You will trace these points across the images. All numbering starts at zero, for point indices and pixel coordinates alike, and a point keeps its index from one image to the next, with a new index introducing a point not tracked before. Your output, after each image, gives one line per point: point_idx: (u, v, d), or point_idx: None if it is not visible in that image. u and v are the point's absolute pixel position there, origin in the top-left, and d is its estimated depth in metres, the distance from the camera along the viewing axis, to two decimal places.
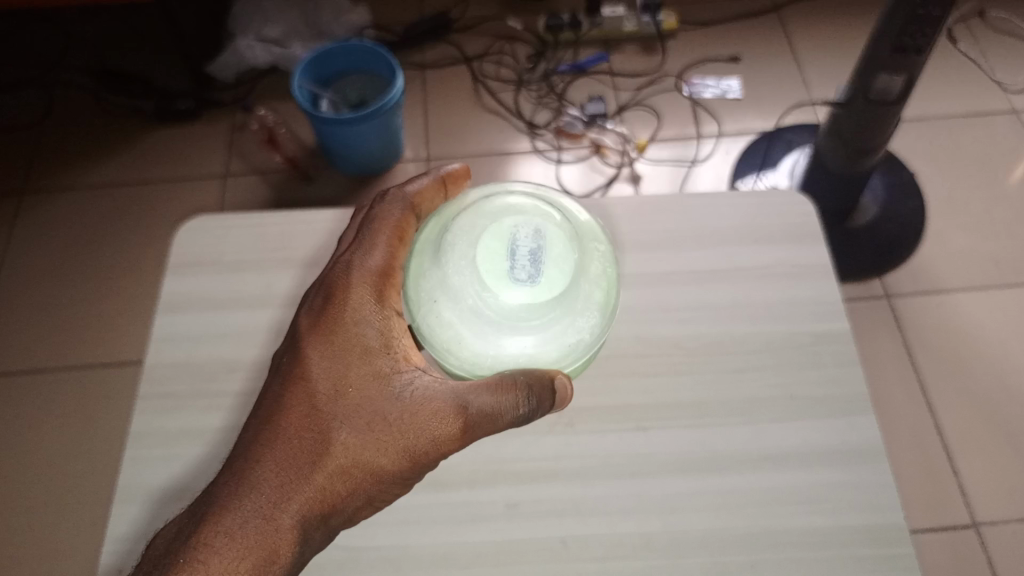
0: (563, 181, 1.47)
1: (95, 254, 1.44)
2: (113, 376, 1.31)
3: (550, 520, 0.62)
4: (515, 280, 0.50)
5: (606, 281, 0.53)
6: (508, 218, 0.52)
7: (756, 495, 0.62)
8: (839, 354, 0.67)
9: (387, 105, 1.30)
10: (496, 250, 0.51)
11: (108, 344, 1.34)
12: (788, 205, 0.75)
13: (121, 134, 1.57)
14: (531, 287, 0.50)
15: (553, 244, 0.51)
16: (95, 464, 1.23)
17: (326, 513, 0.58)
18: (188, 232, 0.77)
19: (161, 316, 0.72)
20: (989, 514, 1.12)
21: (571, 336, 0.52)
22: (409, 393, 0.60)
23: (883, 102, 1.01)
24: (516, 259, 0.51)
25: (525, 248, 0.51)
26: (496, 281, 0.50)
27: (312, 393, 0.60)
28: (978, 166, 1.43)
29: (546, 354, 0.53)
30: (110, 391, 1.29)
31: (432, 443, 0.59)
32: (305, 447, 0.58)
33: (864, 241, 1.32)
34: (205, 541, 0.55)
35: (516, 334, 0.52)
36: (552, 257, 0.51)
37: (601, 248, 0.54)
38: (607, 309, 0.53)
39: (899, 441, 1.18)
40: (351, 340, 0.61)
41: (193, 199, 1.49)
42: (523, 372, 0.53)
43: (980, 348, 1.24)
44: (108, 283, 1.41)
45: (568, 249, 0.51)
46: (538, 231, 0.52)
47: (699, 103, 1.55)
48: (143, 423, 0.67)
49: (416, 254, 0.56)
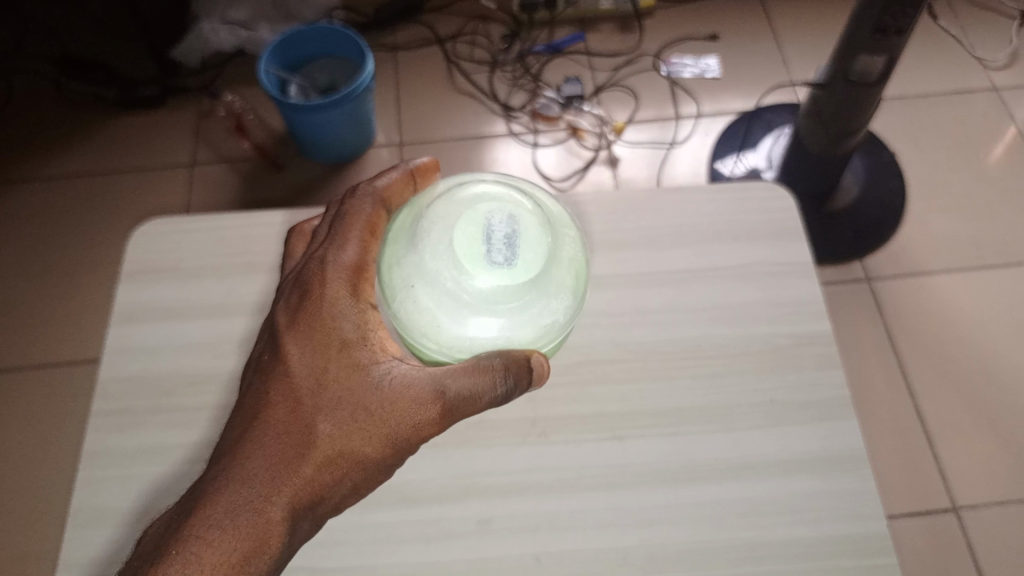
0: (540, 167, 1.44)
1: (60, 247, 1.40)
2: (74, 375, 1.27)
3: (524, 536, 0.60)
4: (490, 264, 0.47)
5: (577, 266, 0.51)
6: (481, 203, 0.49)
7: (737, 507, 0.60)
8: (821, 357, 0.65)
9: (357, 90, 1.26)
10: (471, 234, 0.48)
11: (71, 342, 1.30)
12: (766, 199, 0.73)
13: (86, 124, 1.52)
14: (506, 271, 0.47)
15: (527, 229, 0.48)
16: (58, 464, 1.20)
17: (314, 502, 0.55)
18: (145, 238, 0.73)
19: (118, 329, 0.69)
20: (969, 498, 1.11)
21: (546, 318, 0.49)
22: (388, 381, 0.56)
23: (862, 83, 0.99)
24: (492, 243, 0.48)
25: (500, 232, 0.48)
26: (472, 264, 0.47)
27: (294, 387, 0.56)
28: (959, 146, 1.41)
29: (522, 335, 0.50)
30: (71, 392, 1.25)
31: (413, 429, 0.56)
32: (292, 439, 0.55)
33: (844, 225, 1.30)
34: (196, 534, 0.52)
35: (494, 316, 0.49)
36: (527, 243, 0.48)
37: (572, 235, 0.52)
38: (578, 293, 0.51)
39: (880, 425, 1.17)
40: (328, 334, 0.57)
41: (162, 189, 1.45)
42: (500, 353, 0.51)
43: (960, 333, 1.23)
44: (77, 278, 1.37)
45: (542, 234, 0.49)
46: (512, 216, 0.49)
47: (677, 83, 1.52)
48: (100, 441, 0.64)
49: (390, 243, 0.53)
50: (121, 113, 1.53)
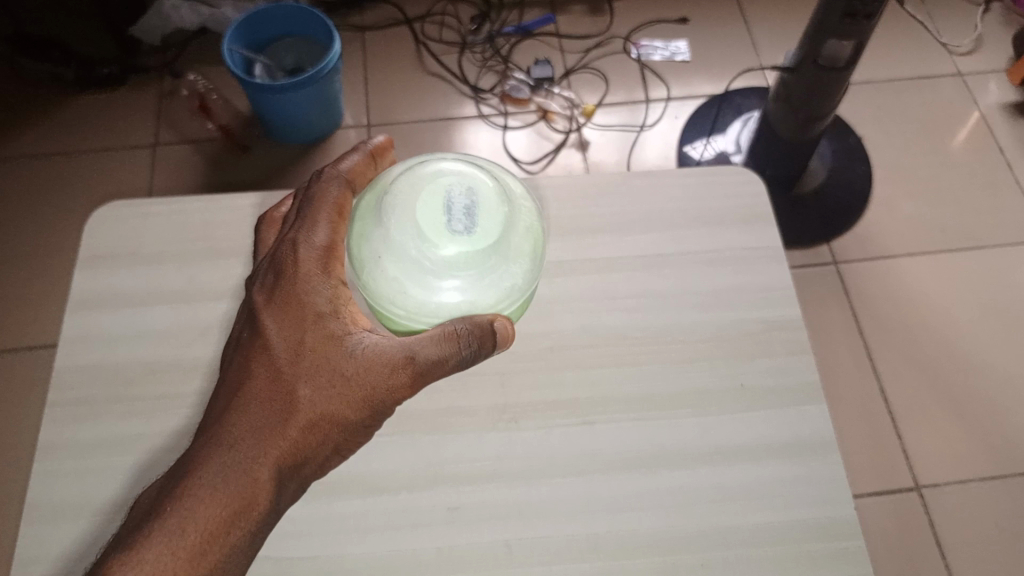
0: (511, 150, 1.43)
1: (16, 231, 1.36)
2: (30, 360, 1.23)
3: (494, 523, 0.59)
4: (452, 233, 0.47)
5: (534, 235, 0.51)
6: (442, 176, 0.49)
7: (707, 492, 0.60)
8: (789, 342, 0.66)
9: (323, 71, 1.24)
10: (432, 203, 0.48)
11: (27, 328, 1.26)
12: (736, 183, 0.73)
13: (43, 104, 1.47)
14: (467, 239, 0.47)
15: (486, 199, 0.48)
16: (15, 453, 1.17)
17: (297, 465, 0.54)
18: (104, 223, 0.71)
19: (75, 317, 0.67)
20: (932, 478, 1.13)
21: (507, 283, 0.49)
22: (362, 349, 0.55)
23: (831, 68, 0.99)
24: (452, 213, 0.47)
25: (460, 202, 0.48)
26: (435, 233, 0.47)
27: (272, 359, 0.55)
28: (924, 131, 1.42)
29: (485, 298, 0.50)
30: (27, 378, 1.22)
31: (387, 393, 0.54)
32: (272, 406, 0.54)
33: (812, 209, 1.31)
34: (181, 500, 0.51)
35: (458, 282, 0.48)
36: (487, 210, 0.48)
37: (528, 206, 0.52)
38: (536, 259, 0.51)
39: (846, 407, 1.18)
40: (302, 307, 0.56)
41: (124, 170, 1.41)
42: (464, 317, 0.50)
43: (924, 316, 1.25)
44: (35, 260, 1.33)
45: (501, 202, 0.48)
46: (472, 187, 0.48)
47: (647, 66, 1.51)
48: (55, 433, 0.62)
49: (355, 219, 0.53)
50: (80, 93, 1.49)
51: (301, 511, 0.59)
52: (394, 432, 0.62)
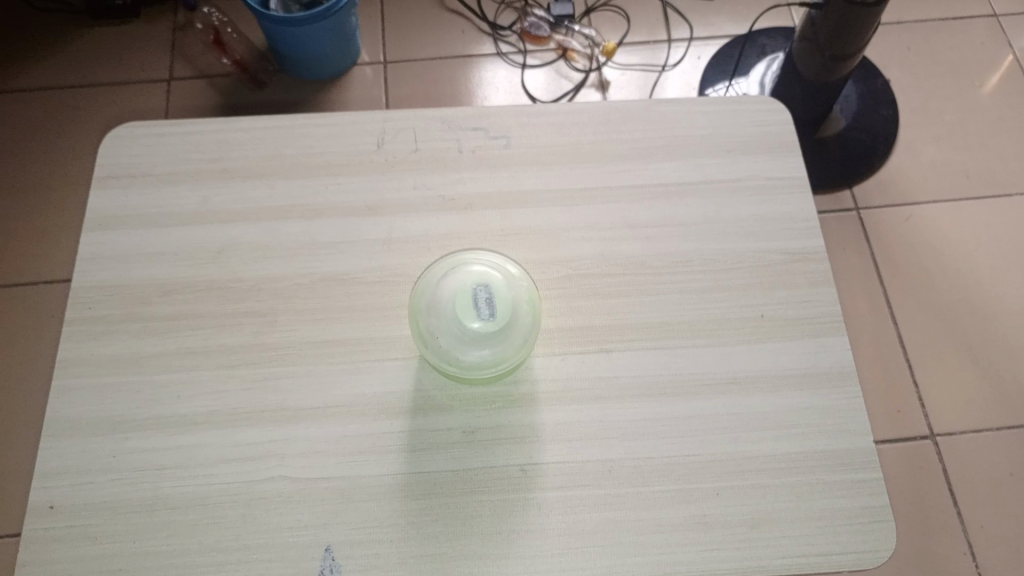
0: (528, 89, 1.34)
1: (17, 165, 1.22)
2: (41, 295, 1.12)
3: (510, 447, 0.59)
4: (477, 321, 0.56)
5: (534, 304, 0.59)
6: (465, 273, 0.57)
7: (724, 420, 0.60)
8: (810, 274, 0.65)
9: (337, 6, 1.15)
10: (459, 303, 0.56)
11: (35, 261, 1.14)
12: (761, 112, 0.72)
13: (46, 33, 1.33)
14: (489, 322, 0.56)
15: (500, 289, 0.57)
16: (14, 400, 1.05)
17: None
18: (117, 142, 0.71)
19: (91, 235, 0.67)
20: (947, 426, 1.05)
21: (520, 349, 0.58)
22: None
23: (863, 4, 0.95)
24: (476, 307, 0.56)
25: (482, 297, 0.56)
26: (465, 322, 0.56)
27: None
28: (954, 73, 1.32)
29: (503, 361, 0.58)
30: (39, 314, 1.10)
31: None
32: None
33: (834, 153, 1.22)
34: None
35: (482, 348, 0.57)
36: (502, 298, 0.57)
37: (529, 281, 0.60)
38: (538, 327, 0.59)
39: (862, 352, 1.10)
40: None
41: (133, 105, 1.28)
42: (488, 371, 0.58)
43: (945, 261, 1.16)
44: (31, 192, 1.20)
45: (510, 289, 0.57)
46: (489, 282, 0.57)
47: (669, 5, 1.41)
48: (72, 351, 0.62)
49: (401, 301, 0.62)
50: (87, 22, 1.35)
51: (317, 431, 0.59)
52: (411, 355, 0.62)
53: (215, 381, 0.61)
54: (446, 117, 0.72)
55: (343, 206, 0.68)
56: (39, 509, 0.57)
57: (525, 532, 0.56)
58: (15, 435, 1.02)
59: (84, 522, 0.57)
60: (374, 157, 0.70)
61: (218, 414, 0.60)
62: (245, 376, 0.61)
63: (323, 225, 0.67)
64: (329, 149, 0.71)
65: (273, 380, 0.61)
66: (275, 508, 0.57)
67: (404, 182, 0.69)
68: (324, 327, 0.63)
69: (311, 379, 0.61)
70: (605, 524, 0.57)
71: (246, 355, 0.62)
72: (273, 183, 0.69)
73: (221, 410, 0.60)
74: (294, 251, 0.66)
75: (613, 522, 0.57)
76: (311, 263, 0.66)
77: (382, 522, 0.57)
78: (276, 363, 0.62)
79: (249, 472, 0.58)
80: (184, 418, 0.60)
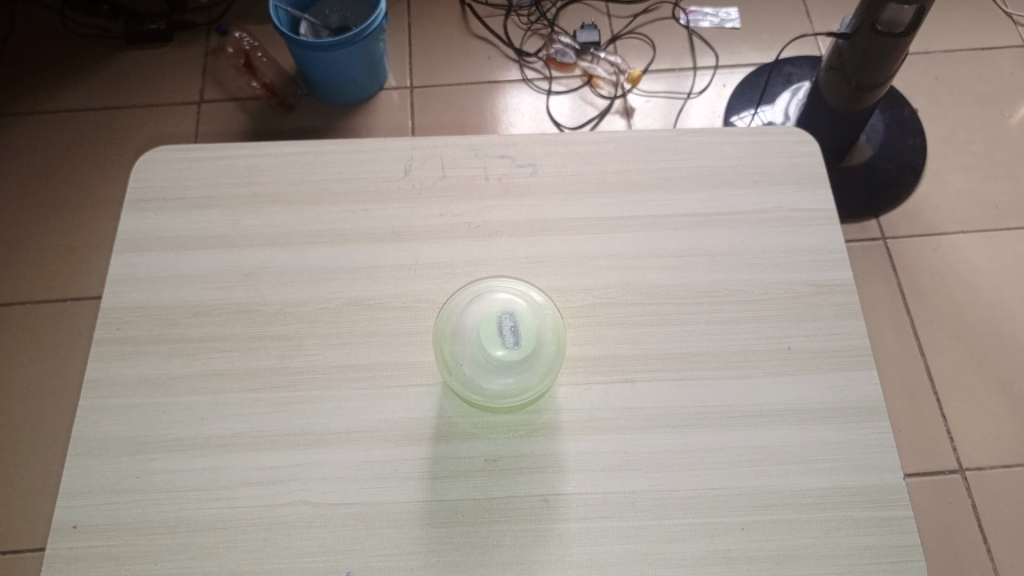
0: (553, 114, 1.34)
1: (51, 184, 1.24)
2: (71, 312, 1.13)
3: (533, 476, 0.59)
4: (502, 348, 0.56)
5: (558, 333, 0.59)
6: (492, 300, 0.57)
7: (751, 453, 0.59)
8: (838, 306, 0.65)
9: (368, 30, 1.16)
10: (484, 330, 0.56)
11: (67, 278, 1.16)
12: (787, 143, 0.73)
13: (82, 56, 1.37)
14: (512, 348, 0.56)
15: (525, 316, 0.56)
16: (43, 414, 1.06)
17: None
18: (151, 165, 0.72)
19: (123, 257, 0.68)
20: (977, 460, 1.03)
21: (543, 377, 0.58)
22: None
23: (890, 34, 0.95)
24: (502, 335, 0.56)
25: (508, 325, 0.56)
26: (490, 349, 0.56)
27: None
28: (982, 104, 1.31)
29: (527, 388, 0.58)
30: (69, 331, 1.12)
31: None
32: None
33: (862, 181, 1.21)
34: None
35: (506, 375, 0.57)
36: (527, 325, 0.56)
37: (552, 311, 0.59)
38: (561, 356, 0.59)
39: (890, 383, 1.08)
40: None
41: (164, 126, 1.30)
42: (512, 397, 0.58)
43: (975, 292, 1.14)
44: (65, 211, 1.22)
45: (533, 317, 0.57)
46: (514, 309, 0.57)
47: (695, 33, 1.42)
48: (100, 371, 0.63)
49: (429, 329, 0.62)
50: (122, 46, 1.38)
51: (341, 456, 0.59)
52: (435, 382, 0.62)
53: (240, 405, 0.61)
54: (474, 145, 0.73)
55: (370, 232, 0.69)
56: (62, 529, 0.57)
57: (548, 563, 0.56)
58: (35, 450, 1.03)
59: (106, 542, 0.57)
60: (402, 183, 0.71)
61: (241, 437, 0.60)
62: (270, 399, 0.61)
63: (350, 251, 0.68)
64: (357, 175, 0.71)
65: (296, 404, 0.61)
66: (296, 533, 0.57)
67: (432, 210, 0.70)
68: (350, 351, 0.63)
69: (334, 405, 0.61)
70: (628, 556, 0.56)
71: (271, 378, 0.62)
72: (302, 208, 0.70)
73: (245, 432, 0.60)
74: (320, 275, 0.67)
75: (634, 554, 0.56)
76: (336, 287, 0.66)
77: (403, 549, 0.56)
78: (300, 387, 0.62)
79: (272, 496, 0.58)
80: (208, 439, 0.60)
